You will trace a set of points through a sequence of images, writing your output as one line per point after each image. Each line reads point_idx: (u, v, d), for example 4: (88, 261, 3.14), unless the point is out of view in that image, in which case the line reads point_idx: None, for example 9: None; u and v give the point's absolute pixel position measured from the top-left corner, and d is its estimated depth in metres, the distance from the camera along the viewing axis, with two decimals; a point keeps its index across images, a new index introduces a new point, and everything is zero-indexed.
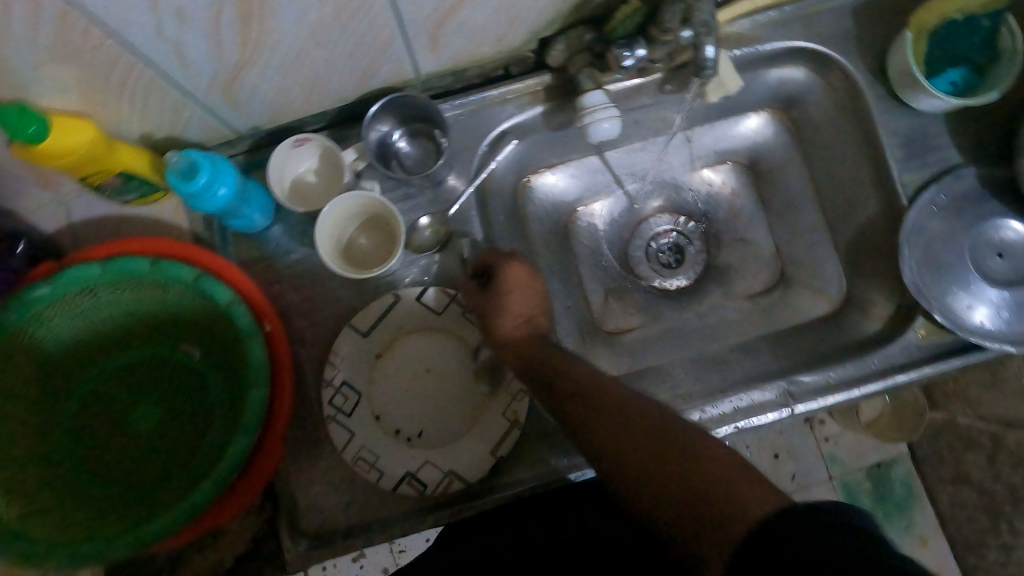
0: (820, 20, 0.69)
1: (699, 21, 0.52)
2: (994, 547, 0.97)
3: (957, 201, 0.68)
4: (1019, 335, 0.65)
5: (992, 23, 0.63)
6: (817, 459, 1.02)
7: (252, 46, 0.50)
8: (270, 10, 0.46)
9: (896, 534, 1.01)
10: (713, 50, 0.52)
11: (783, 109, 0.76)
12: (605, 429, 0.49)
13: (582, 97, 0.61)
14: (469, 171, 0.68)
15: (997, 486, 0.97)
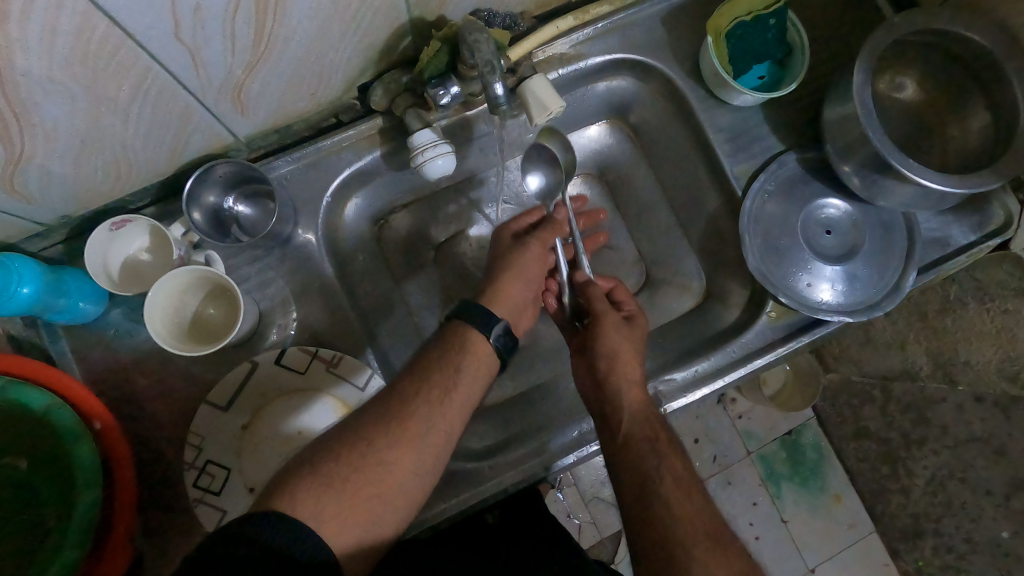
0: (633, 31, 0.72)
1: (483, 61, 0.54)
2: (895, 492, 1.03)
3: (784, 186, 0.73)
4: (856, 305, 0.70)
5: (778, 20, 0.68)
6: (734, 437, 1.09)
7: (22, 142, 0.48)
8: (30, 103, 0.45)
9: (812, 495, 1.07)
10: (502, 86, 0.55)
11: (619, 117, 0.81)
12: (642, 467, 0.55)
13: (412, 136, 0.64)
14: (316, 222, 0.68)
15: (892, 433, 1.03)
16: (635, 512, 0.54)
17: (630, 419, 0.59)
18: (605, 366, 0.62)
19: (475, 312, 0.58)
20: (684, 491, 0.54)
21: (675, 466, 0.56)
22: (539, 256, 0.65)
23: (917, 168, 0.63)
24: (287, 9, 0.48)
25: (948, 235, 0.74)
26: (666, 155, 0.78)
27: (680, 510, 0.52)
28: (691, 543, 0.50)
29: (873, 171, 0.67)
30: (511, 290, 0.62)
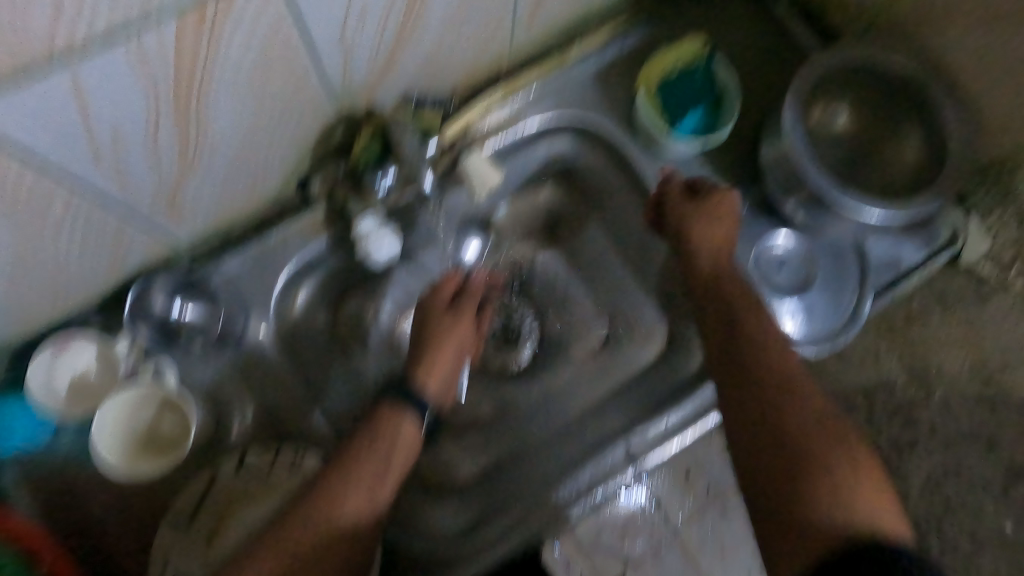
0: (566, 91, 0.75)
1: None
2: None
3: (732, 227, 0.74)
4: (814, 333, 0.72)
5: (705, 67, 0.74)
6: None
7: None
8: None
9: None
10: None
11: (563, 177, 0.81)
12: (746, 438, 0.61)
13: (355, 225, 0.64)
14: (269, 316, 0.67)
15: None
16: (745, 437, 0.61)
17: (752, 361, 0.64)
18: (724, 274, 0.70)
19: (399, 393, 0.62)
20: (775, 395, 0.61)
21: (794, 410, 0.60)
22: (468, 323, 0.67)
23: (853, 204, 0.65)
24: (209, 124, 0.47)
25: (900, 254, 0.74)
26: (617, 209, 0.79)
27: (819, 439, 0.58)
28: (839, 479, 0.56)
29: (811, 208, 0.70)
30: (445, 358, 0.64)
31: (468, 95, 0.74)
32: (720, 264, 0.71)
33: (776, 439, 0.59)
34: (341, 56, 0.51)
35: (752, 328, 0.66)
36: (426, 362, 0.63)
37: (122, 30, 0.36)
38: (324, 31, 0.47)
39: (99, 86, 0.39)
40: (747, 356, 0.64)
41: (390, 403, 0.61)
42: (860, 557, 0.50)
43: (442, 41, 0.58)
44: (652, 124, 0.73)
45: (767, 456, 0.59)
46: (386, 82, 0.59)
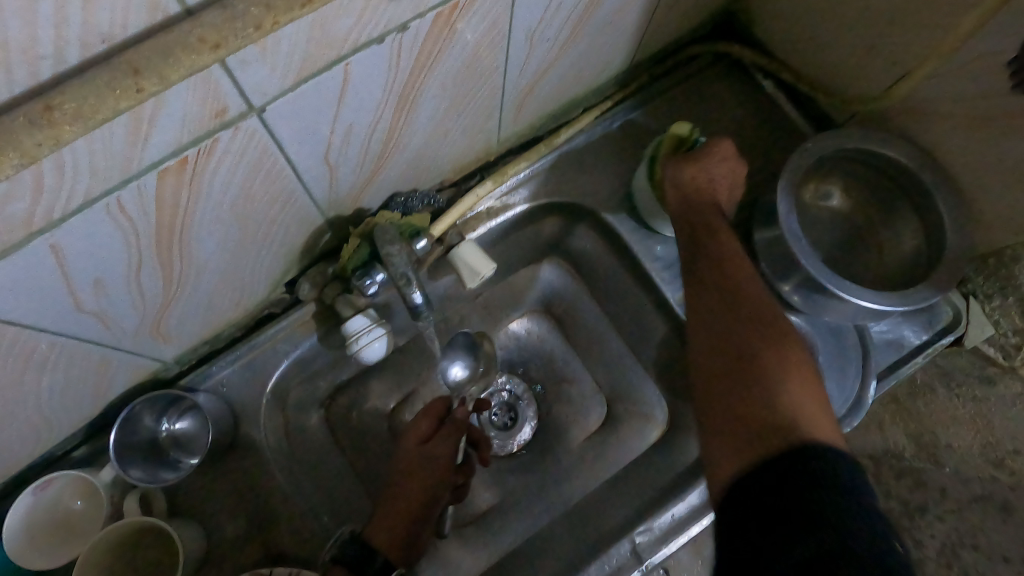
0: (555, 174, 0.76)
1: (397, 272, 0.54)
2: None
3: None
4: (824, 419, 0.70)
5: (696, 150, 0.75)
6: None
7: None
8: None
9: None
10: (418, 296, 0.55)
11: (557, 253, 0.82)
12: (716, 365, 0.56)
13: (345, 323, 0.63)
14: (259, 418, 0.66)
15: None
16: (714, 370, 0.56)
17: (705, 329, 0.60)
18: (715, 262, 0.62)
19: (355, 556, 0.58)
20: (756, 352, 0.55)
21: (753, 339, 0.55)
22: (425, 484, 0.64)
23: (850, 287, 0.64)
24: (192, 252, 0.47)
25: (901, 335, 0.73)
26: (608, 291, 0.80)
27: (770, 361, 0.54)
28: (790, 398, 0.51)
29: (809, 291, 0.68)
30: (398, 523, 0.62)
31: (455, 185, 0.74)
32: (695, 217, 0.65)
33: (745, 377, 0.54)
34: (324, 175, 0.51)
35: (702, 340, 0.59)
36: (394, 500, 0.63)
37: (99, 200, 0.35)
38: (306, 158, 0.47)
39: (78, 249, 0.38)
40: (705, 344, 0.58)
41: (347, 562, 0.58)
42: (794, 458, 0.45)
43: (428, 146, 0.59)
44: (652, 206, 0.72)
45: (731, 392, 0.54)
46: (370, 189, 0.59)
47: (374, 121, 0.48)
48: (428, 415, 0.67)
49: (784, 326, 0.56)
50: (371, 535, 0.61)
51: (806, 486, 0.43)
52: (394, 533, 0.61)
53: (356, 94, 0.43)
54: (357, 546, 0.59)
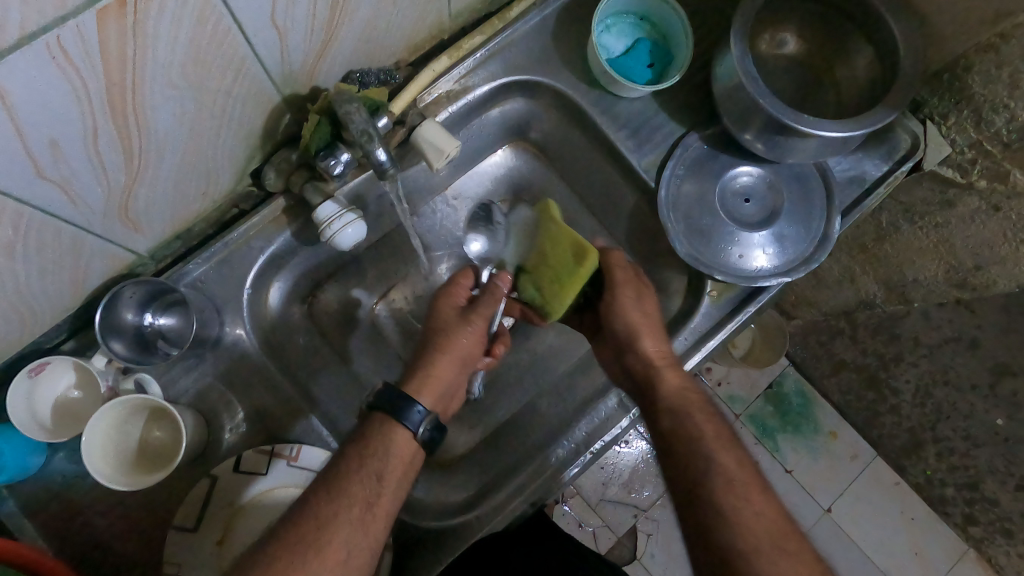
0: (512, 53, 0.73)
1: (358, 130, 0.54)
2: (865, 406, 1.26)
3: (694, 167, 0.75)
4: (792, 261, 0.73)
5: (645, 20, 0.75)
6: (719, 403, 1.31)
7: None
8: None
9: (811, 436, 1.28)
10: (384, 151, 0.55)
11: (520, 139, 0.82)
12: (747, 520, 0.52)
13: (315, 212, 0.61)
14: (243, 316, 0.66)
15: (868, 358, 1.23)
16: (701, 493, 0.55)
17: (735, 508, 0.53)
18: (689, 421, 0.60)
19: (395, 394, 0.58)
20: (739, 492, 0.54)
21: (729, 457, 0.57)
22: (478, 338, 0.65)
23: (811, 120, 0.65)
24: (149, 120, 0.46)
25: (863, 171, 0.75)
26: (576, 163, 0.81)
27: (753, 523, 0.52)
28: (771, 574, 0.49)
29: (771, 134, 0.69)
30: (439, 377, 0.62)
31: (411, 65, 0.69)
32: (653, 367, 0.65)
33: (744, 533, 0.52)
34: (276, 41, 0.49)
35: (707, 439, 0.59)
36: (440, 347, 0.63)
37: (40, 36, 0.34)
38: (253, 18, 0.45)
39: (26, 95, 0.37)
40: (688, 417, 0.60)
41: (385, 404, 0.58)
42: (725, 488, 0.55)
43: (379, 17, 0.56)
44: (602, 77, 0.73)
45: (727, 524, 0.52)
46: (325, 65, 0.57)
47: None
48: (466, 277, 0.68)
49: (745, 461, 0.57)
50: (411, 382, 0.61)
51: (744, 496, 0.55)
52: (434, 384, 0.62)
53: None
54: (396, 391, 0.58)
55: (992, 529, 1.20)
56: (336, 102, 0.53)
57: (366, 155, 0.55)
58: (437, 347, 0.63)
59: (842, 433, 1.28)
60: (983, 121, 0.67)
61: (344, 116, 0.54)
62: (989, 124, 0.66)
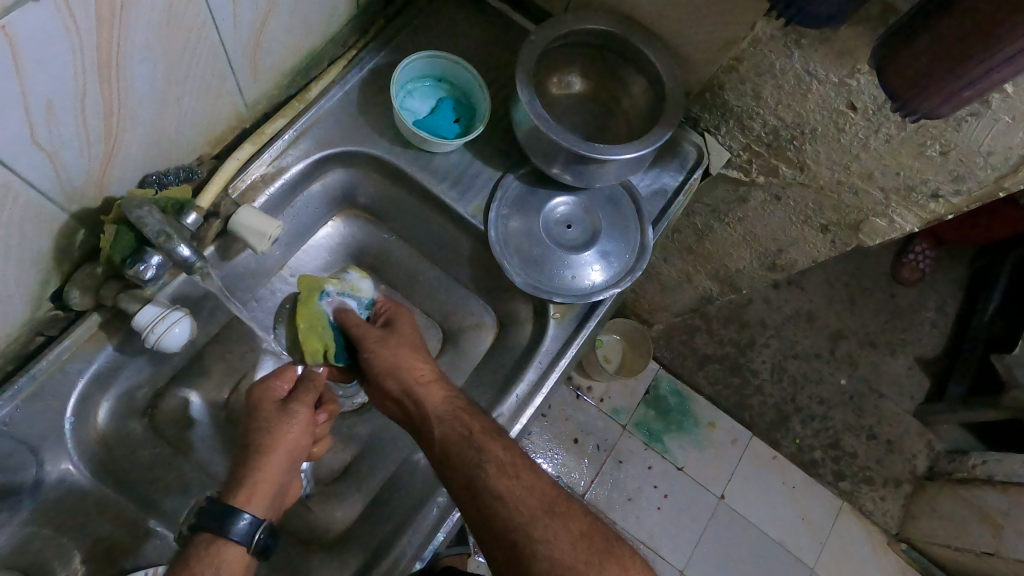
0: (321, 129, 0.75)
1: (155, 231, 0.56)
2: (719, 392, 1.41)
3: (516, 205, 0.79)
4: (619, 272, 0.79)
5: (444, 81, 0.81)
6: (606, 419, 1.36)
7: None
8: None
9: (693, 430, 1.37)
10: (185, 248, 0.58)
11: (350, 207, 0.85)
12: (523, 504, 0.59)
13: (134, 319, 0.59)
14: (67, 450, 0.62)
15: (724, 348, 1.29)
16: (487, 497, 0.59)
17: (512, 496, 0.59)
18: (467, 428, 0.63)
19: (219, 509, 0.56)
20: (511, 473, 0.61)
21: (496, 452, 0.62)
22: (308, 424, 0.65)
23: (603, 148, 0.72)
24: None
25: (663, 183, 0.83)
26: (407, 221, 0.84)
27: (530, 504, 0.59)
28: (552, 548, 0.57)
29: (576, 165, 0.75)
30: (271, 476, 0.61)
31: (215, 157, 0.70)
32: (416, 386, 0.67)
33: (525, 515, 0.58)
34: (45, 162, 0.49)
35: (481, 451, 0.61)
36: (266, 448, 0.62)
37: None
38: (11, 142, 0.45)
39: None
40: (450, 430, 0.63)
41: (208, 522, 0.56)
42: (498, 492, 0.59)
43: (163, 120, 0.58)
44: (412, 138, 0.76)
45: (510, 515, 0.58)
46: (113, 173, 0.57)
47: (80, 94, 0.47)
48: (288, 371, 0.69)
49: (513, 451, 0.62)
50: (237, 493, 0.59)
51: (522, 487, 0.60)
52: (263, 488, 0.60)
53: (39, 57, 0.42)
54: (218, 503, 0.57)
55: (857, 480, 1.38)
56: (127, 206, 0.55)
57: (166, 252, 0.58)
58: (261, 449, 0.62)
59: (718, 423, 1.38)
60: (746, 127, 0.76)
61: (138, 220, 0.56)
62: (751, 129, 0.75)
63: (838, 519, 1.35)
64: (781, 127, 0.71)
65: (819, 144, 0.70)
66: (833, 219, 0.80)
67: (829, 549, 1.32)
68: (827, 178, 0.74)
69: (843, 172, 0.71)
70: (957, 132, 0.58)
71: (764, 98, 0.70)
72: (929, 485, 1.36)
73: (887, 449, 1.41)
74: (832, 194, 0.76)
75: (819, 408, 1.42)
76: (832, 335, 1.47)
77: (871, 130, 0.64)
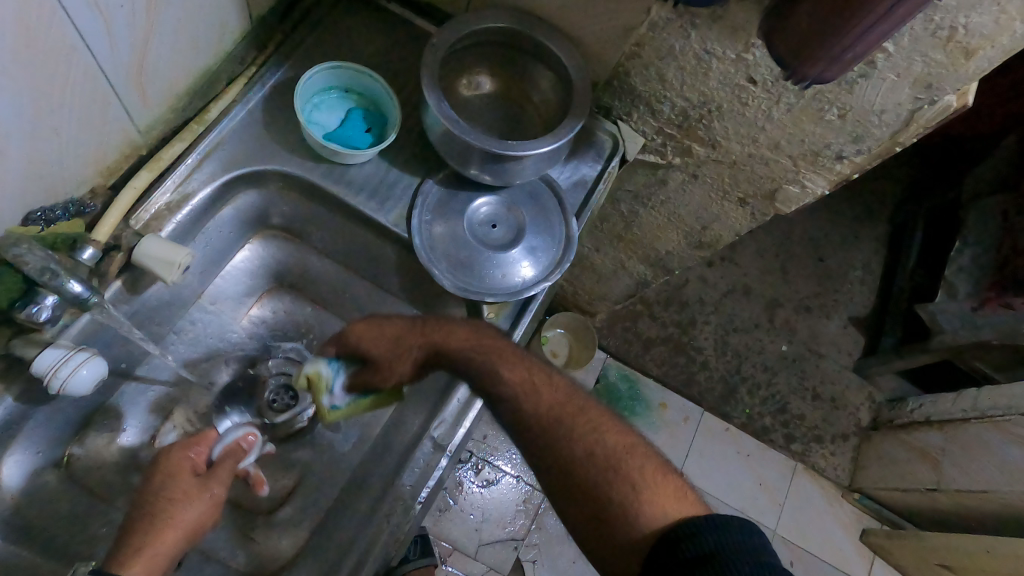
0: (226, 149, 0.72)
1: (39, 270, 0.54)
2: (666, 373, 1.43)
3: (438, 209, 0.79)
4: (547, 266, 0.79)
5: (352, 92, 0.79)
6: None
7: None
8: None
9: (644, 413, 1.38)
10: (77, 284, 0.55)
11: (266, 228, 0.82)
12: (541, 421, 0.65)
13: (33, 365, 0.55)
14: None
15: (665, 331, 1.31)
16: (525, 418, 0.66)
17: (536, 406, 0.66)
18: (485, 359, 0.66)
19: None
20: (533, 386, 0.67)
21: (509, 379, 0.67)
22: (202, 505, 0.61)
23: (516, 145, 0.71)
24: None
25: (582, 174, 0.83)
26: (328, 235, 0.82)
27: (553, 407, 0.66)
28: (583, 445, 0.63)
29: (491, 163, 0.74)
30: (156, 554, 0.57)
31: (110, 187, 0.67)
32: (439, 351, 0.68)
33: (550, 415, 0.65)
34: None
35: (503, 364, 0.67)
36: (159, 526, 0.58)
37: None
38: None
39: None
40: (468, 352, 0.67)
41: None
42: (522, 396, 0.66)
43: (41, 153, 0.55)
44: (320, 152, 0.75)
45: (538, 412, 0.66)
46: None
47: None
48: (204, 440, 0.64)
49: (527, 368, 0.68)
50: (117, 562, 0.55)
51: (547, 395, 0.67)
52: (154, 562, 0.57)
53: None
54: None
55: (808, 440, 1.43)
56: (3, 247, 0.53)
57: (58, 292, 0.55)
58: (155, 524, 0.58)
59: (668, 403, 1.40)
60: (656, 112, 0.77)
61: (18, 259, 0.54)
62: (661, 112, 0.77)
63: (794, 480, 1.38)
64: (689, 108, 0.73)
65: (724, 121, 0.71)
66: (749, 191, 0.82)
67: (788, 510, 1.35)
68: (738, 152, 0.75)
69: (753, 145, 0.73)
70: (850, 95, 0.60)
71: (668, 81, 0.71)
72: (875, 434, 1.42)
73: (832, 406, 1.47)
74: (744, 167, 0.78)
75: (763, 375, 1.46)
76: (767, 304, 1.52)
77: (772, 102, 0.65)
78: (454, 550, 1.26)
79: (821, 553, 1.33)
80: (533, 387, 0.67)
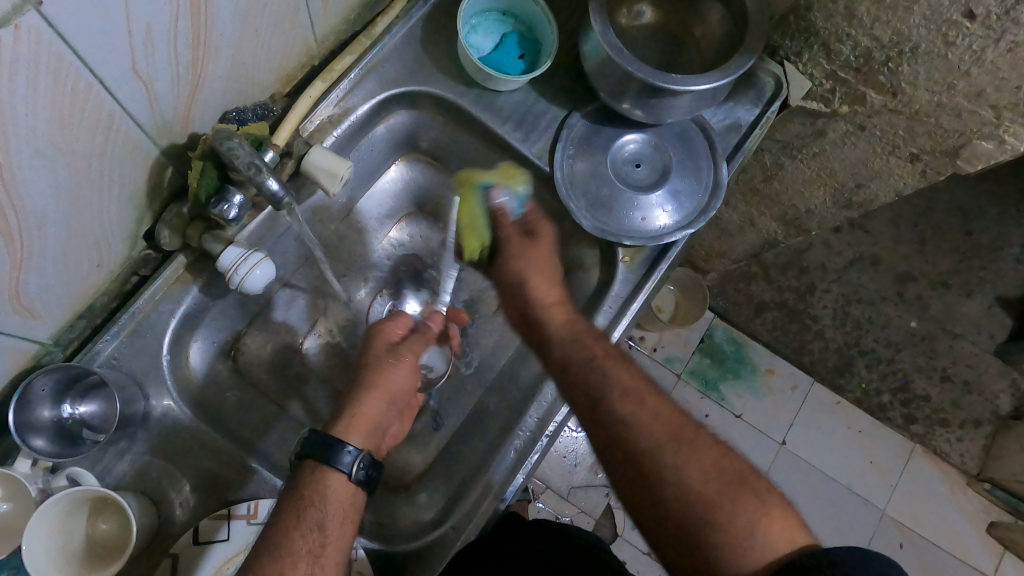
0: (386, 68, 0.73)
1: (247, 165, 0.56)
2: (779, 338, 1.38)
3: (583, 145, 0.77)
4: (689, 213, 0.75)
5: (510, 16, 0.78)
6: (662, 366, 1.35)
7: None
8: None
9: (751, 376, 1.36)
10: (276, 182, 0.58)
11: (411, 151, 0.83)
12: (651, 433, 0.60)
13: (218, 260, 0.60)
14: (169, 386, 0.64)
15: None
16: (606, 425, 0.62)
17: (636, 421, 0.61)
18: (589, 350, 0.65)
19: (321, 439, 0.58)
20: (635, 398, 0.62)
21: (620, 377, 0.64)
22: (411, 371, 0.67)
23: (678, 79, 0.67)
24: (21, 195, 0.45)
25: (737, 118, 0.79)
26: (470, 165, 0.82)
27: (654, 431, 0.60)
28: (681, 476, 0.57)
29: (647, 98, 0.71)
30: (370, 413, 0.63)
31: (287, 95, 0.69)
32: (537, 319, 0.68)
33: (651, 438, 0.60)
34: (142, 92, 0.49)
35: (612, 373, 0.64)
36: (372, 385, 0.64)
37: None
38: (113, 72, 0.45)
39: None
40: (567, 348, 0.65)
41: (313, 450, 0.58)
42: (610, 407, 0.62)
43: (243, 54, 0.57)
44: (475, 75, 0.74)
45: (632, 432, 0.60)
46: (197, 108, 0.57)
47: (175, 20, 0.47)
48: (397, 322, 0.71)
49: (641, 379, 0.64)
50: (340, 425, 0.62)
51: (661, 415, 0.61)
52: (364, 421, 0.63)
53: None
54: (323, 435, 0.59)
55: (930, 423, 1.35)
56: (218, 140, 0.55)
57: (258, 186, 0.57)
58: (365, 386, 0.64)
59: (778, 369, 1.36)
60: (833, 52, 0.72)
61: (228, 153, 0.56)
62: (838, 54, 0.71)
63: (910, 462, 1.34)
64: (876, 48, 0.67)
65: (918, 64, 0.66)
66: (926, 146, 0.76)
67: (900, 491, 1.32)
68: (925, 101, 0.69)
69: (947, 92, 0.67)
70: None
71: (859, 16, 0.65)
72: (1014, 425, 1.32)
73: (964, 390, 1.37)
74: (928, 119, 0.72)
75: (887, 351, 1.38)
76: (899, 276, 1.40)
77: (989, 41, 0.59)
78: (548, 489, 1.29)
79: (937, 539, 1.30)
80: (654, 398, 0.63)
